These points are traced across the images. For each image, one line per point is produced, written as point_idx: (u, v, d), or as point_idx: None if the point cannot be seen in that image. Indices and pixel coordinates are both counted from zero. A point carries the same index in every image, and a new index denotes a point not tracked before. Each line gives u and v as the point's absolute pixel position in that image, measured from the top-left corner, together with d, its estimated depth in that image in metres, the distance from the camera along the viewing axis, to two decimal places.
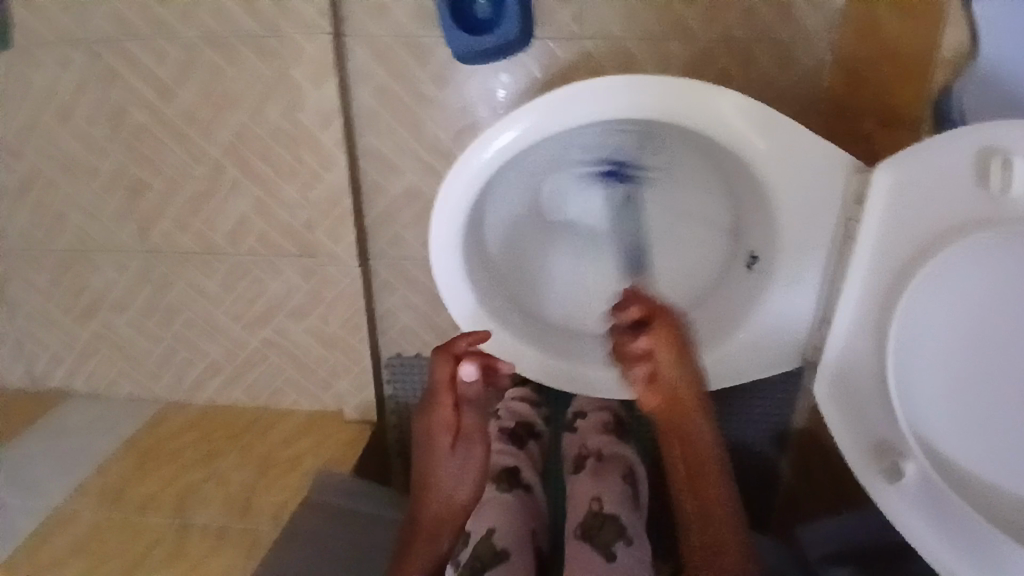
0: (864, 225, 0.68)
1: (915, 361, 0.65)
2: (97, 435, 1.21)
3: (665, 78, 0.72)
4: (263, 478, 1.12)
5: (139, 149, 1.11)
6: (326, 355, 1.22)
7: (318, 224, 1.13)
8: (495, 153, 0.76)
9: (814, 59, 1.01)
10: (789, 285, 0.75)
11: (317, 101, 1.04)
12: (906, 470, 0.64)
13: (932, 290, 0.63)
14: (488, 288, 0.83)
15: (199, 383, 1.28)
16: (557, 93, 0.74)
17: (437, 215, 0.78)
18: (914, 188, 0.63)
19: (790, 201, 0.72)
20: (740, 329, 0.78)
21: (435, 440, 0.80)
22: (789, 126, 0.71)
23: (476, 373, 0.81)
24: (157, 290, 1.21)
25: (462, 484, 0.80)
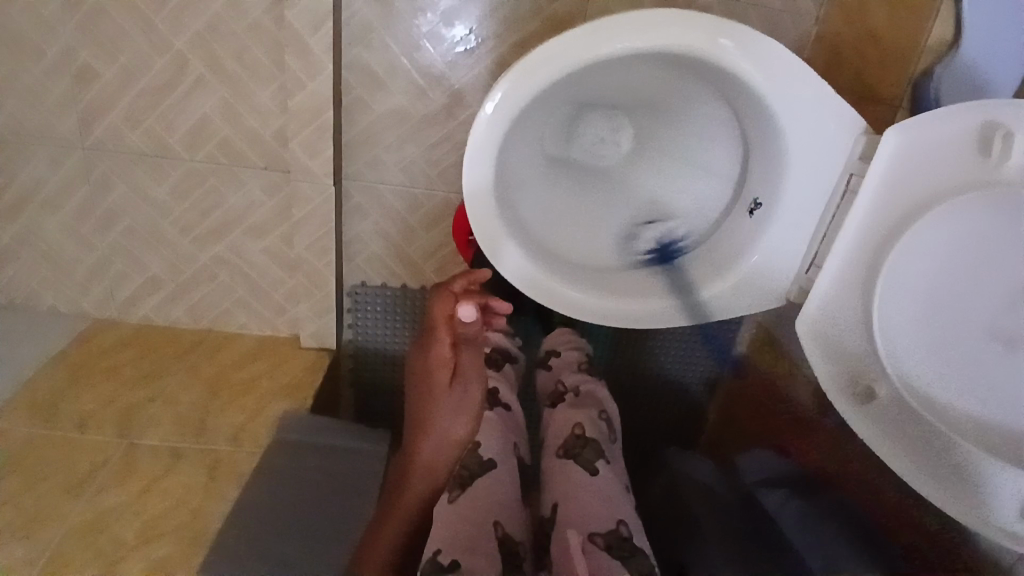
0: (868, 177, 0.73)
1: (893, 310, 0.73)
2: (16, 346, 1.09)
3: (710, 17, 0.73)
4: (217, 399, 1.07)
5: (94, 30, 0.99)
6: (286, 278, 1.17)
7: (293, 134, 1.05)
8: (510, 94, 0.75)
9: (797, 32, 1.08)
10: (783, 231, 0.82)
11: (310, 1, 0.96)
12: (879, 392, 0.76)
13: (920, 244, 0.70)
14: (512, 214, 0.83)
15: (135, 299, 1.17)
16: (613, 18, 0.73)
17: (473, 129, 0.77)
18: (918, 150, 0.70)
19: (796, 145, 0.77)
20: (731, 273, 0.85)
21: (435, 377, 0.92)
22: (814, 84, 0.75)
23: (474, 313, 0.94)
24: (95, 192, 1.09)
25: (461, 417, 0.90)
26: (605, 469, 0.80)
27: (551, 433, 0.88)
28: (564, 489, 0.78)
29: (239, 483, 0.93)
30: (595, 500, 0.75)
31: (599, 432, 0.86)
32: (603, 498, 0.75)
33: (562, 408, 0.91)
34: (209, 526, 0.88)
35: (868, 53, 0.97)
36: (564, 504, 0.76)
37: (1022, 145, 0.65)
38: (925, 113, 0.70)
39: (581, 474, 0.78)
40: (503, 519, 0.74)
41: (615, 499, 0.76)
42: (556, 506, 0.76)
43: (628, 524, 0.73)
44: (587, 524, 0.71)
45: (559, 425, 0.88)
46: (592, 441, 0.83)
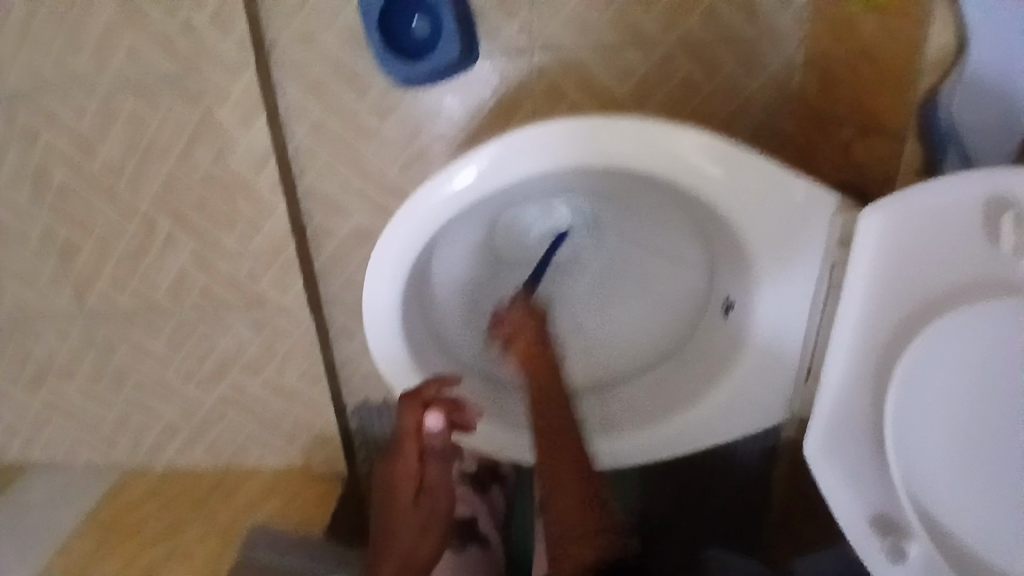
0: (851, 270, 0.61)
1: (914, 434, 0.62)
2: (77, 496, 1.16)
3: (628, 119, 0.66)
4: (224, 552, 1.05)
5: (67, 210, 1.03)
6: (287, 409, 1.14)
7: (261, 275, 1.04)
8: (469, 181, 0.68)
9: (781, 60, 0.94)
10: (775, 314, 0.70)
11: (246, 145, 0.96)
12: (911, 551, 0.64)
13: (937, 358, 0.59)
14: (428, 345, 0.79)
15: (158, 446, 1.19)
16: (513, 136, 0.67)
17: (371, 267, 0.73)
18: (907, 232, 0.58)
19: (771, 247, 0.67)
20: (723, 385, 0.74)
21: (396, 495, 0.75)
22: (756, 162, 0.65)
23: (442, 424, 0.75)
24: (102, 353, 1.12)
25: (424, 546, 0.74)
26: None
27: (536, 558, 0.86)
28: None
29: None
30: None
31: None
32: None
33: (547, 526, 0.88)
34: None
35: (864, 75, 0.81)
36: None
37: None
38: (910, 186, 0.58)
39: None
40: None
41: None
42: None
43: None
44: None
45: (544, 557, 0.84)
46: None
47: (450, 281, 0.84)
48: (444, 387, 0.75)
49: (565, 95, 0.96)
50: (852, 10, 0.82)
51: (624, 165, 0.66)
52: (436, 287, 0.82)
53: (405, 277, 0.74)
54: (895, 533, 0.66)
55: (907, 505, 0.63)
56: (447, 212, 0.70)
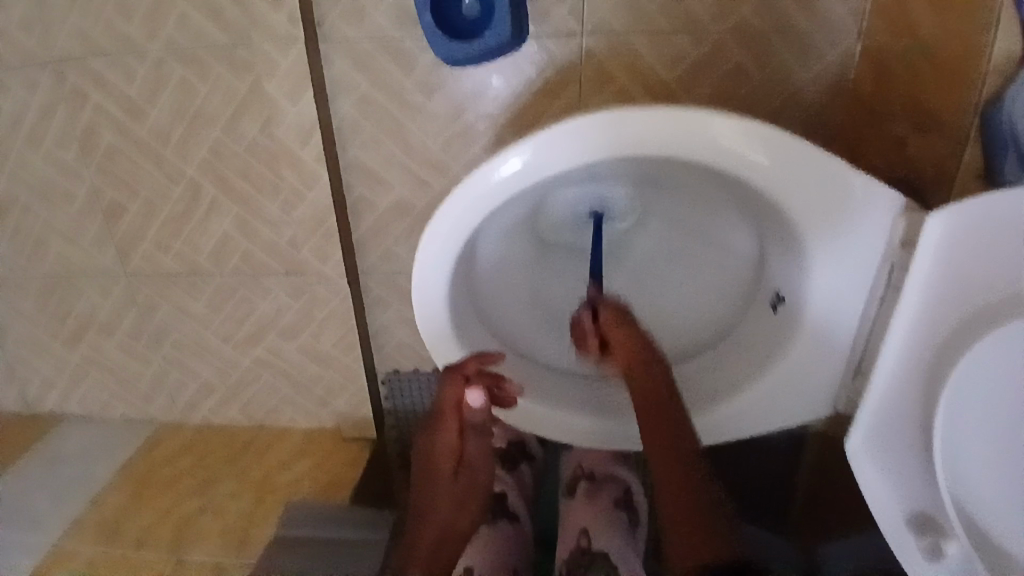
0: (914, 271, 0.61)
1: (964, 438, 0.61)
2: (115, 449, 1.21)
3: (684, 110, 0.65)
4: (260, 506, 1.09)
5: (115, 170, 1.05)
6: (322, 374, 1.18)
7: (303, 242, 1.06)
8: (520, 167, 0.68)
9: (837, 52, 0.93)
10: (823, 313, 0.71)
11: (294, 116, 0.96)
12: (948, 550, 0.63)
13: (996, 361, 0.57)
14: (475, 327, 0.80)
15: (193, 404, 1.23)
16: (568, 123, 0.67)
17: (422, 247, 0.73)
18: (978, 238, 0.58)
19: (824, 245, 0.68)
20: (767, 376, 0.75)
21: (437, 467, 0.79)
22: (814, 161, 0.65)
23: (482, 400, 0.78)
24: (143, 313, 1.15)
25: (465, 510, 0.79)
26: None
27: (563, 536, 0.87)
28: None
29: None
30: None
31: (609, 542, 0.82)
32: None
33: (579, 502, 0.90)
34: None
35: (922, 73, 0.80)
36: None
37: None
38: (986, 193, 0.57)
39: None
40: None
41: None
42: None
43: None
44: None
45: (569, 535, 0.86)
46: (601, 556, 0.80)
47: (498, 263, 0.85)
48: (484, 364, 0.78)
49: (613, 78, 0.96)
50: (914, 5, 0.81)
51: (678, 153, 0.66)
52: (486, 270, 0.83)
53: (454, 262, 0.75)
54: (935, 533, 0.65)
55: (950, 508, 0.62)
56: (498, 196, 0.70)
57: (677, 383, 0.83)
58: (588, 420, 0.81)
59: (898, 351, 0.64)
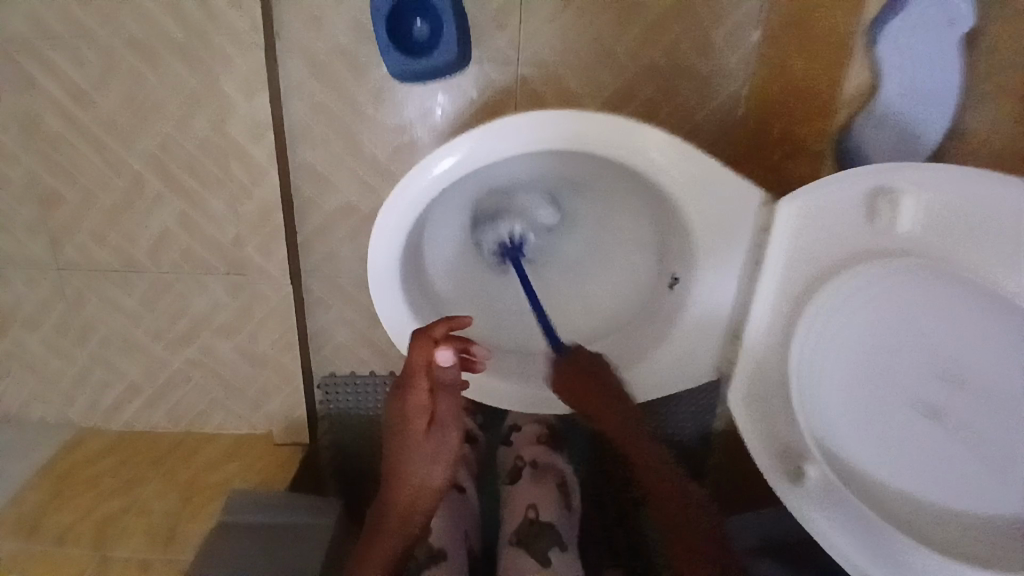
0: (771, 244, 0.72)
1: (818, 382, 0.72)
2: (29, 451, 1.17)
3: (590, 113, 0.77)
4: (189, 505, 1.08)
5: (55, 161, 1.06)
6: (256, 374, 1.19)
7: (247, 239, 1.10)
8: (454, 161, 0.79)
9: (728, 92, 1.10)
10: (710, 290, 0.81)
11: (248, 115, 1.02)
12: (810, 476, 0.72)
13: (835, 313, 0.69)
14: (431, 316, 0.87)
15: (118, 406, 1.22)
16: (492, 123, 0.78)
17: (373, 237, 0.81)
18: (813, 216, 0.70)
19: (708, 229, 0.79)
20: (664, 347, 0.85)
21: (410, 425, 0.83)
22: (698, 158, 0.78)
23: (453, 359, 0.79)
24: (69, 307, 1.16)
25: (438, 465, 0.84)
26: (557, 558, 0.85)
27: (508, 515, 0.93)
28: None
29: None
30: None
31: (553, 515, 0.91)
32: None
33: (523, 486, 0.96)
34: None
35: (794, 109, 0.99)
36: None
37: (911, 212, 0.64)
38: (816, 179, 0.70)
39: (532, 564, 0.83)
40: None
41: None
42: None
43: None
44: None
45: (516, 512, 0.92)
46: (548, 529, 0.88)
47: (447, 259, 0.93)
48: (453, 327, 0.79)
49: (544, 103, 1.09)
50: (787, 53, 1.00)
51: (587, 147, 0.78)
52: (436, 265, 0.92)
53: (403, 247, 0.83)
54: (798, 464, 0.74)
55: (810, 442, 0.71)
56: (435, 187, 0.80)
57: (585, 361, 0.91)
58: (522, 388, 0.88)
59: (762, 317, 0.75)
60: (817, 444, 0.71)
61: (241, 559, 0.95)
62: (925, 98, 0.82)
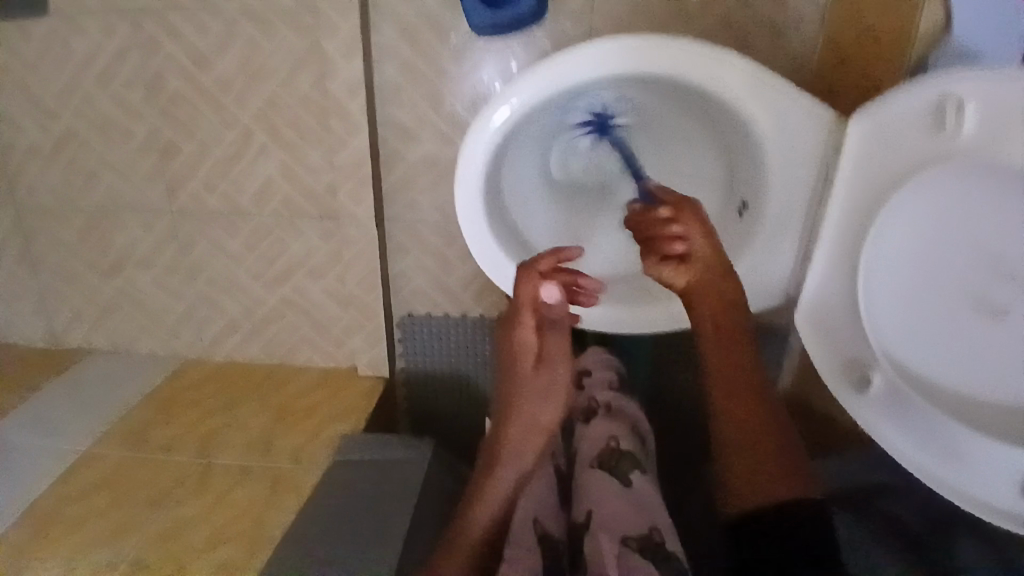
0: (844, 159, 0.78)
1: (882, 292, 0.75)
2: (140, 375, 1.32)
3: (677, 40, 0.81)
4: (282, 424, 1.20)
5: (175, 113, 1.20)
6: (342, 315, 1.30)
7: (339, 187, 1.21)
8: (529, 94, 0.86)
9: (801, 41, 1.13)
10: (780, 212, 0.86)
11: (344, 75, 1.13)
12: (875, 381, 0.75)
13: (899, 220, 0.72)
14: (509, 239, 0.95)
15: (218, 340, 1.35)
16: (574, 48, 0.83)
17: (462, 161, 0.90)
18: (880, 126, 0.72)
19: (782, 154, 0.83)
20: (734, 268, 0.89)
21: (522, 363, 0.92)
22: (778, 82, 0.80)
23: (557, 295, 0.91)
24: (182, 249, 1.29)
25: (550, 402, 0.92)
26: (637, 480, 0.84)
27: (587, 444, 0.91)
28: (600, 495, 0.81)
29: (301, 495, 1.04)
30: (627, 509, 0.78)
31: (632, 445, 0.90)
32: (637, 507, 0.78)
33: (598, 421, 0.95)
34: (272, 512, 1.01)
35: (864, 51, 1.00)
36: (599, 511, 0.78)
37: (975, 114, 0.62)
38: (885, 95, 0.72)
39: (615, 484, 0.82)
40: (541, 516, 0.83)
41: (649, 506, 0.80)
42: (591, 513, 0.79)
43: (660, 531, 0.76)
44: (620, 527, 0.75)
45: (594, 440, 0.91)
46: (627, 456, 0.87)
47: (518, 193, 1.00)
48: (563, 259, 0.91)
49: None
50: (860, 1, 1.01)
51: (673, 75, 0.82)
52: (511, 199, 0.99)
53: (485, 174, 0.91)
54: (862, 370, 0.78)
55: (876, 351, 0.75)
56: (515, 115, 0.87)
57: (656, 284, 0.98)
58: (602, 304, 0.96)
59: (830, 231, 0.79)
60: (885, 352, 0.75)
61: (357, 489, 1.03)
62: (980, 41, 0.85)
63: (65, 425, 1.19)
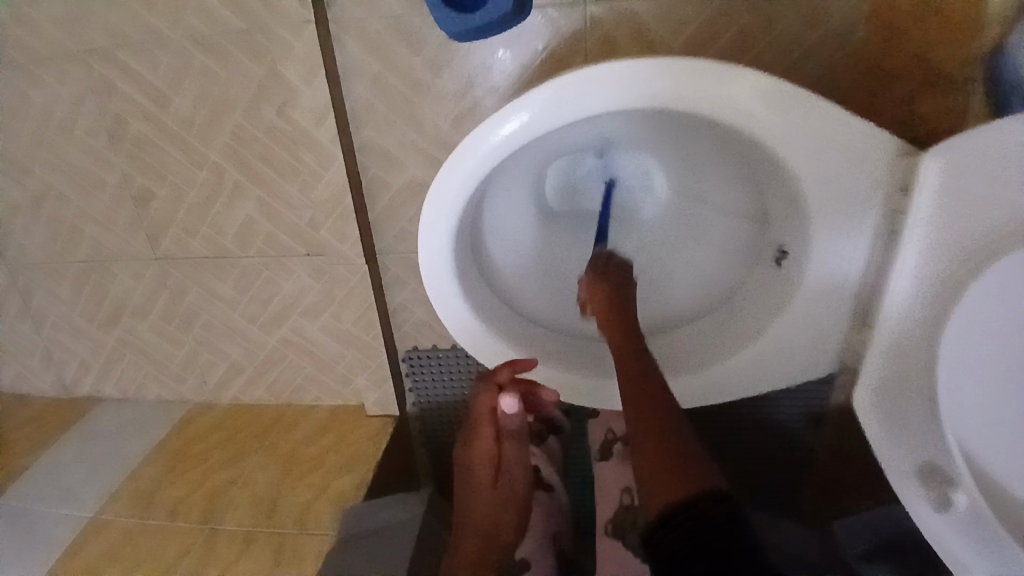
0: (914, 216, 0.68)
1: (965, 377, 0.67)
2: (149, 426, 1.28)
3: (694, 61, 0.68)
4: (287, 478, 1.14)
5: (142, 157, 1.10)
6: (346, 353, 1.22)
7: (322, 223, 1.10)
8: (518, 127, 0.72)
9: (840, 14, 0.94)
10: (832, 268, 0.75)
11: (310, 99, 1.00)
12: (957, 500, 0.66)
13: (987, 301, 0.64)
14: (483, 295, 0.86)
15: (223, 383, 1.29)
16: (574, 74, 0.70)
17: (429, 200, 0.77)
18: (964, 186, 0.64)
19: (829, 203, 0.72)
20: (776, 325, 0.79)
21: (479, 471, 0.98)
22: (817, 109, 0.69)
23: (514, 403, 0.95)
24: (173, 296, 1.21)
25: (506, 511, 0.93)
26: None
27: (603, 500, 0.94)
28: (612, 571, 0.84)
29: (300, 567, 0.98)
30: None
31: None
32: None
33: (608, 465, 0.96)
34: None
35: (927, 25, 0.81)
36: None
37: None
38: (969, 143, 0.63)
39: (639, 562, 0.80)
40: None
41: None
42: None
43: None
44: None
45: (608, 500, 0.92)
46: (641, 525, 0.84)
47: (501, 234, 0.92)
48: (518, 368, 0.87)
49: (617, 47, 0.98)
50: None
51: (689, 107, 0.69)
52: (490, 244, 0.90)
53: (460, 216, 0.78)
54: (941, 484, 0.68)
55: (955, 457, 0.67)
56: (501, 152, 0.74)
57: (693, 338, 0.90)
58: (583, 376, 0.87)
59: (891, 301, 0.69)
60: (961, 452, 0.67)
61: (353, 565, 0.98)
62: None
63: (75, 492, 1.15)
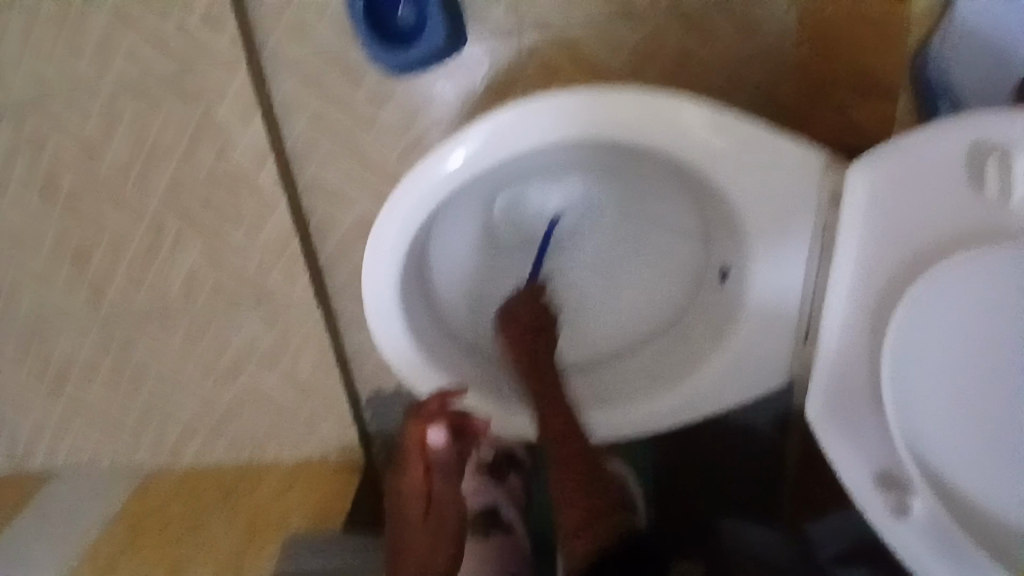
0: (845, 228, 0.69)
1: (911, 386, 0.69)
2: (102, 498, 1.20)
3: (636, 91, 0.71)
4: (252, 542, 1.06)
5: (77, 214, 1.04)
6: (305, 402, 1.19)
7: (271, 266, 1.08)
8: (463, 159, 0.74)
9: (775, 30, 1.01)
10: (773, 280, 0.76)
11: (250, 139, 0.99)
12: (913, 507, 0.70)
13: (924, 308, 0.67)
14: (430, 333, 0.86)
15: (179, 445, 1.23)
16: (511, 106, 0.73)
17: (372, 238, 0.78)
18: (889, 189, 0.66)
19: (766, 223, 0.74)
20: (720, 348, 0.81)
21: (407, 507, 0.83)
22: (745, 128, 0.71)
23: (444, 435, 0.84)
24: (119, 358, 1.15)
25: (439, 548, 0.80)
26: None
27: None
28: None
29: None
30: None
31: None
32: None
33: None
34: None
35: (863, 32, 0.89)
36: None
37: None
38: (894, 144, 0.66)
39: None
40: None
41: None
42: None
43: None
44: None
45: None
46: None
47: (447, 267, 0.91)
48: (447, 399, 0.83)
49: (555, 71, 1.01)
50: None
51: (625, 134, 0.72)
52: (434, 277, 0.90)
53: (403, 250, 0.79)
54: (895, 488, 0.72)
55: (910, 466, 0.70)
56: (446, 186, 0.75)
57: (639, 366, 0.90)
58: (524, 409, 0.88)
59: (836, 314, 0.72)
60: (914, 457, 0.70)
61: None
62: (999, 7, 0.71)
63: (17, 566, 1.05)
